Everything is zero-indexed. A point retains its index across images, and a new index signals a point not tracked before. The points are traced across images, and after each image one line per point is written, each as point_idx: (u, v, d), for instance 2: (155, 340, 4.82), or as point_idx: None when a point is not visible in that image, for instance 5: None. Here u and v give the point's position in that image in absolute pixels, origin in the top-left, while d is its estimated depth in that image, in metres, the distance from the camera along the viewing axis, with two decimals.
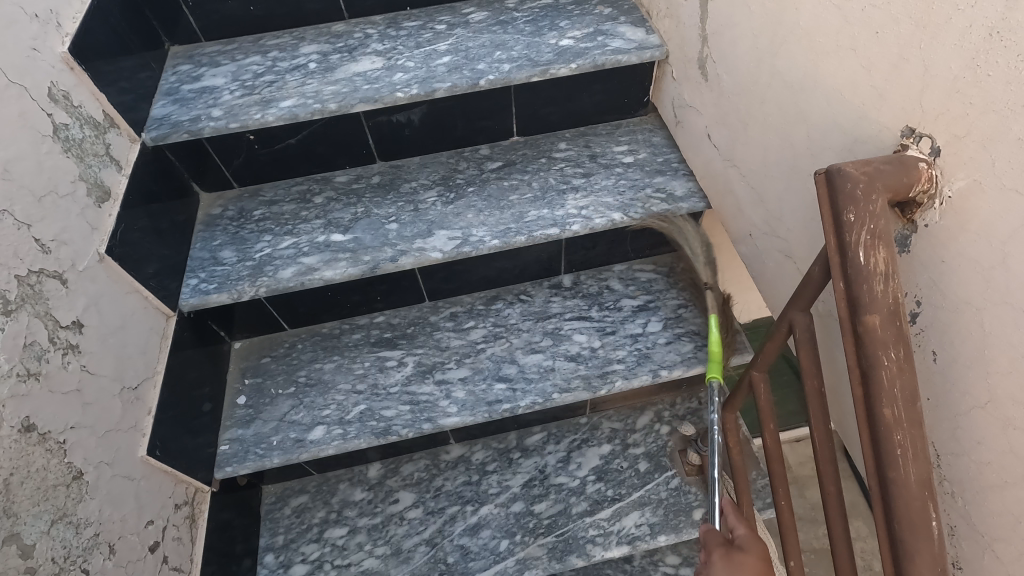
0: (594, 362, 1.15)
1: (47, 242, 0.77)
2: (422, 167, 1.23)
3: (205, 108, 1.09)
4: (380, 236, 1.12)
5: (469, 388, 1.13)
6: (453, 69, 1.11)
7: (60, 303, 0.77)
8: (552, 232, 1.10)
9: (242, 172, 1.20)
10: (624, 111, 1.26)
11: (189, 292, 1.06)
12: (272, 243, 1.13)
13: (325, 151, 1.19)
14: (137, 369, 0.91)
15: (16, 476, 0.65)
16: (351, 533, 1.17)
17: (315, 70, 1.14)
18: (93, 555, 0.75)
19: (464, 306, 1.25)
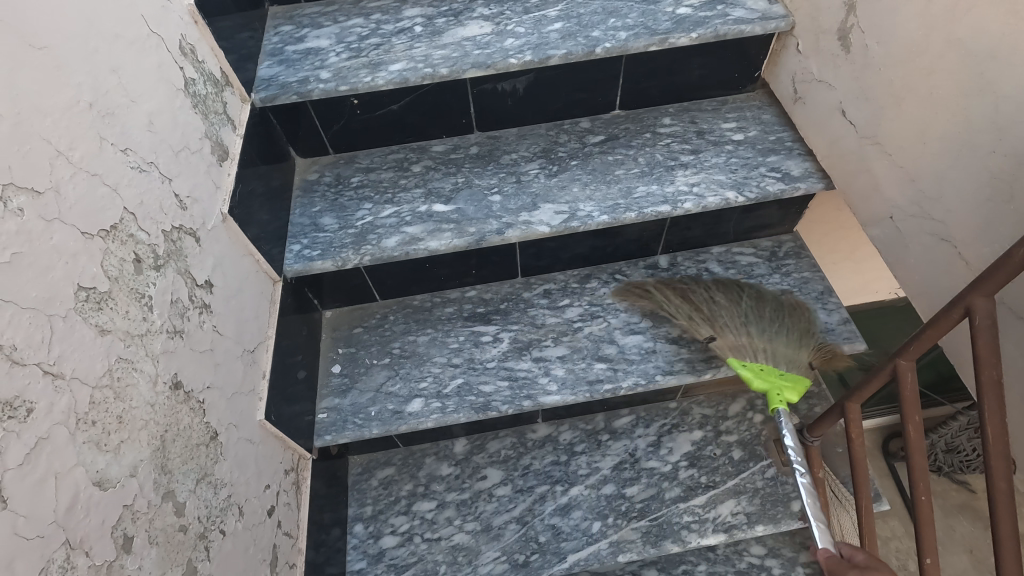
0: (697, 346, 1.11)
1: (184, 198, 0.75)
2: (521, 139, 1.20)
3: (313, 69, 1.06)
4: (484, 208, 1.09)
5: (569, 366, 1.10)
6: (567, 36, 1.06)
7: (196, 262, 0.76)
8: (663, 210, 1.06)
9: (338, 138, 1.17)
10: (732, 86, 1.20)
11: (293, 257, 1.05)
12: (373, 212, 1.11)
13: (424, 119, 1.16)
14: (253, 333, 0.90)
15: (169, 433, 0.64)
16: (439, 507, 1.17)
17: (422, 34, 1.10)
18: (228, 516, 0.74)
19: (557, 284, 1.22)
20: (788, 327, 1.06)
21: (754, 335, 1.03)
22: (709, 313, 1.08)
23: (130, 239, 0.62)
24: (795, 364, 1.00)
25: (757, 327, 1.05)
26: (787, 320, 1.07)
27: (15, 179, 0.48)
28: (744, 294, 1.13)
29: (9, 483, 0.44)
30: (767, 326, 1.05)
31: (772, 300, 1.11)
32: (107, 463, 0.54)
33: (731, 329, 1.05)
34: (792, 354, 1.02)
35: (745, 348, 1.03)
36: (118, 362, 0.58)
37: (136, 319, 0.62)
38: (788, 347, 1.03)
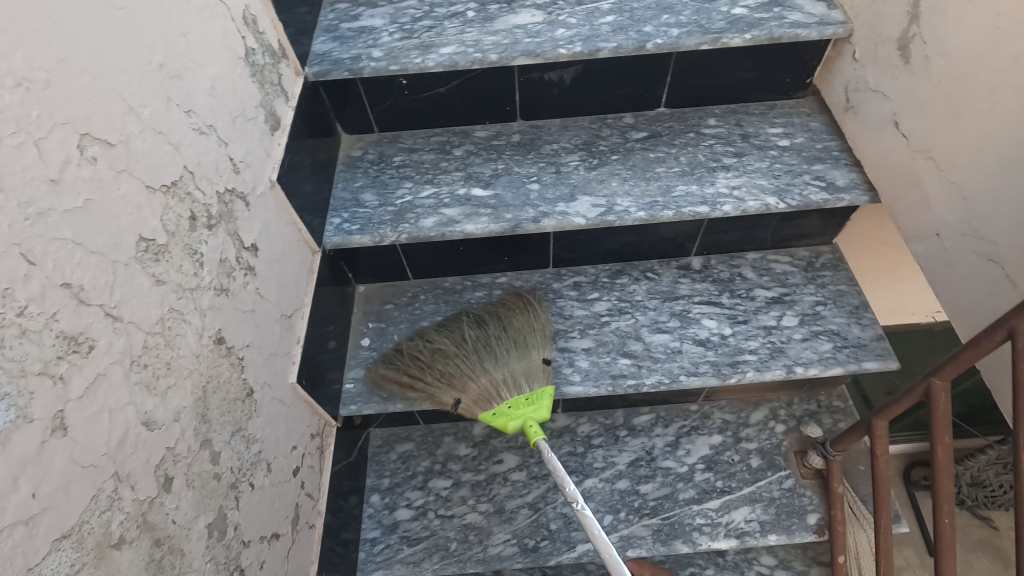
0: (723, 350, 1.11)
1: (238, 163, 0.78)
2: (563, 130, 1.20)
3: (366, 47, 1.08)
4: (522, 195, 1.10)
5: (593, 359, 1.11)
6: (618, 29, 1.06)
7: (244, 225, 0.79)
8: (701, 210, 1.05)
9: (384, 117, 1.19)
10: (782, 91, 1.18)
11: (333, 230, 1.08)
12: (413, 191, 1.13)
13: (468, 104, 1.18)
14: (291, 299, 0.93)
15: (211, 385, 0.67)
16: (454, 486, 1.19)
17: (474, 19, 1.11)
18: (257, 471, 0.77)
19: (588, 277, 1.23)
20: (511, 347, 1.03)
21: (487, 370, 0.99)
22: (437, 370, 1.03)
23: (187, 196, 0.65)
24: (539, 378, 0.99)
25: (478, 364, 1.00)
26: (512, 335, 1.05)
27: (92, 129, 0.51)
28: (444, 330, 1.09)
29: (71, 413, 0.46)
30: (499, 356, 1.01)
31: (467, 330, 1.06)
32: (155, 405, 0.57)
33: (445, 367, 1.02)
34: (528, 364, 1.01)
35: (489, 393, 0.97)
36: (170, 313, 0.60)
37: (188, 273, 0.65)
38: (493, 361, 1.01)
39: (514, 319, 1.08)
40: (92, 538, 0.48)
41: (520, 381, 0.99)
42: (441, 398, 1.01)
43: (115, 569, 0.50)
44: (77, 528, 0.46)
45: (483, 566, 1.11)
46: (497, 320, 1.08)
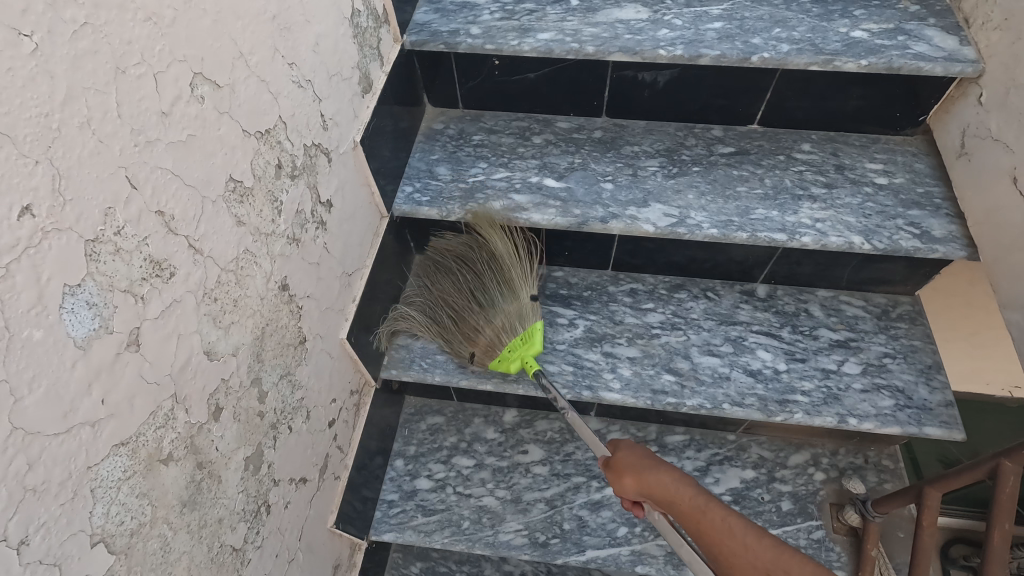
0: (774, 385, 1.06)
1: (328, 120, 0.81)
2: (647, 133, 1.17)
3: (465, 23, 1.08)
4: (594, 193, 1.08)
5: (636, 369, 1.09)
6: (724, 37, 1.01)
7: (324, 180, 0.81)
8: (778, 238, 1.01)
9: (470, 95, 1.20)
10: (889, 126, 1.11)
11: (403, 198, 1.10)
12: (486, 172, 1.13)
13: (555, 93, 1.16)
14: (354, 258, 0.95)
15: (268, 327, 0.70)
16: (476, 467, 1.20)
17: (577, 8, 1.09)
18: (297, 416, 0.80)
19: (646, 286, 1.20)
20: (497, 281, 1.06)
21: (487, 318, 1.04)
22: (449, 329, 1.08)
23: (277, 145, 0.68)
24: (529, 318, 1.03)
25: (482, 312, 1.06)
26: (492, 272, 1.06)
27: (204, 70, 0.54)
28: (445, 273, 1.12)
29: (146, 331, 0.49)
30: (490, 296, 1.05)
31: (463, 268, 1.09)
32: (217, 337, 0.60)
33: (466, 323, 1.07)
34: (520, 308, 1.04)
35: (496, 335, 1.04)
36: (244, 254, 0.63)
37: (267, 219, 0.67)
38: (500, 299, 1.05)
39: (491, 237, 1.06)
40: (145, 450, 0.51)
41: (517, 296, 1.05)
42: (455, 347, 1.09)
43: (161, 482, 0.53)
44: (134, 439, 0.49)
45: (491, 550, 1.12)
46: (480, 259, 1.08)
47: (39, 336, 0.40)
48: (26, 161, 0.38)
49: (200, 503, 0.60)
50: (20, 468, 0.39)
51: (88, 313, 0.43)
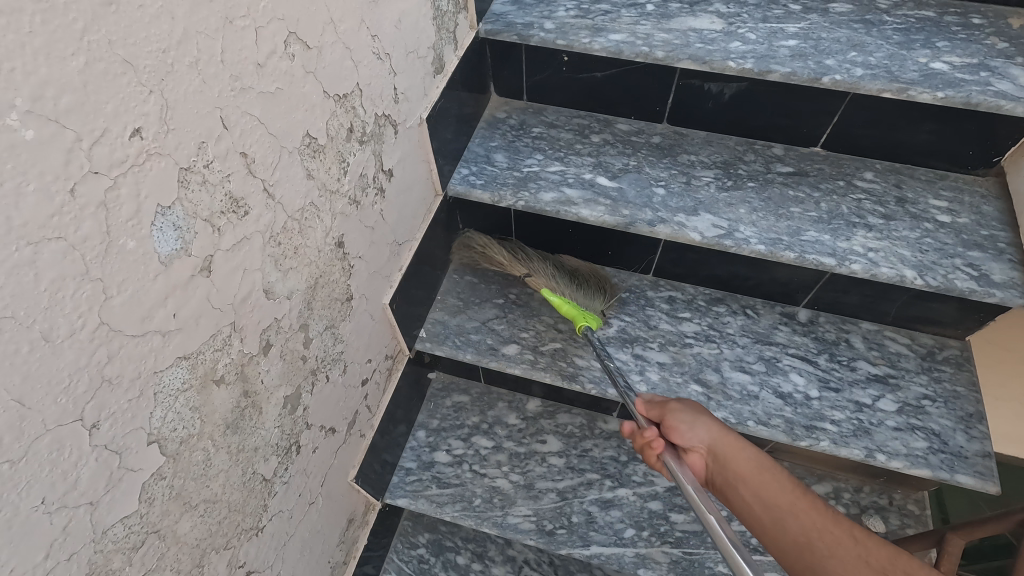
0: (803, 410, 1.04)
1: (399, 93, 0.85)
2: (706, 144, 1.17)
3: (540, 17, 1.11)
4: (645, 196, 1.09)
5: (664, 375, 1.09)
6: (797, 55, 1.01)
7: (389, 150, 0.86)
8: (826, 262, 1.00)
9: (535, 88, 1.23)
10: (959, 163, 1.08)
11: (459, 179, 1.14)
12: (541, 163, 1.15)
13: (619, 95, 1.18)
14: (405, 229, 0.99)
15: (321, 279, 0.74)
16: (494, 449, 1.23)
17: (652, 13, 1.11)
18: (335, 367, 0.84)
19: (684, 295, 1.21)
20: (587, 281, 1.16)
21: (556, 280, 1.12)
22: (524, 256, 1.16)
23: (352, 110, 0.72)
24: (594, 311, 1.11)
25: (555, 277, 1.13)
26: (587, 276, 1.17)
27: (298, 30, 0.58)
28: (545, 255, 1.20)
29: (218, 260, 0.54)
30: (572, 280, 1.14)
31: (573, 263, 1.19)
32: (276, 279, 0.64)
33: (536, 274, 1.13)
34: (590, 302, 1.12)
35: (556, 287, 1.11)
36: (310, 206, 0.68)
37: (334, 177, 0.72)
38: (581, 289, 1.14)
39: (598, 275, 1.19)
40: (202, 368, 0.56)
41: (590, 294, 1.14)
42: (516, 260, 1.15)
43: (211, 400, 0.58)
44: (195, 355, 0.54)
45: (498, 530, 1.14)
46: (584, 268, 1.19)
47: (132, 245, 0.44)
48: (143, 88, 0.42)
49: (241, 428, 0.64)
50: (101, 359, 0.44)
51: (173, 233, 0.48)
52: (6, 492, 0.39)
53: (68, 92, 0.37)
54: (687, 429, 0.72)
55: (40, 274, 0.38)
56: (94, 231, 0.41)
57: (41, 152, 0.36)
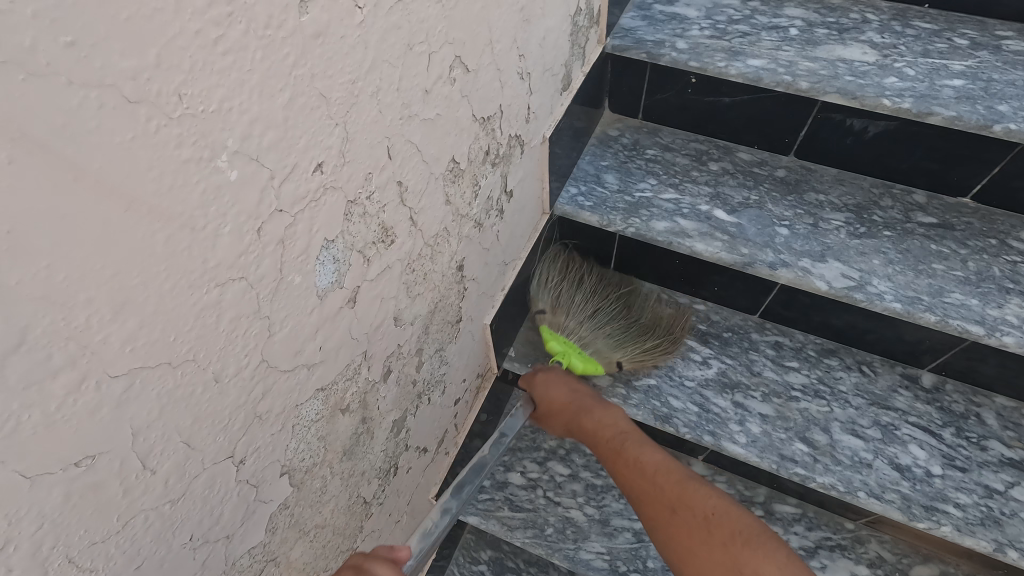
0: (923, 488, 0.95)
1: (531, 114, 0.81)
2: (836, 183, 1.08)
3: (672, 35, 1.05)
4: (766, 235, 1.01)
5: (767, 429, 1.02)
6: (963, 98, 0.91)
7: (514, 171, 0.82)
8: (973, 330, 0.90)
9: (653, 107, 1.17)
10: None
11: (566, 198, 1.09)
12: (654, 189, 1.09)
13: (745, 122, 1.10)
14: (513, 250, 0.96)
15: (439, 303, 0.72)
16: (570, 477, 1.19)
17: (796, 39, 1.03)
18: (436, 390, 0.82)
19: (793, 342, 1.13)
20: (631, 328, 1.05)
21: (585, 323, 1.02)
22: (569, 291, 1.05)
23: (491, 132, 0.69)
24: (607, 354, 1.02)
25: (592, 315, 1.04)
26: (637, 335, 1.06)
27: (462, 54, 0.55)
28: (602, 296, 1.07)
29: (363, 291, 0.52)
30: (605, 325, 1.04)
31: (638, 318, 1.07)
32: (405, 306, 0.62)
33: (565, 322, 1.02)
34: (608, 351, 1.02)
35: (565, 328, 1.02)
36: (443, 231, 0.65)
37: (466, 201, 0.69)
38: (609, 348, 1.02)
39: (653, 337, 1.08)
40: (334, 398, 0.54)
41: (614, 354, 1.02)
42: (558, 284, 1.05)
43: (336, 429, 0.56)
44: (330, 387, 0.52)
45: (569, 564, 1.10)
46: (647, 326, 1.08)
47: (298, 280, 0.42)
48: (331, 121, 0.40)
49: (354, 453, 0.63)
50: (257, 395, 0.42)
51: (332, 267, 0.46)
52: (162, 531, 0.38)
53: (271, 128, 0.35)
54: (549, 386, 0.85)
55: (221, 314, 0.36)
56: (270, 268, 0.39)
57: (240, 190, 0.34)
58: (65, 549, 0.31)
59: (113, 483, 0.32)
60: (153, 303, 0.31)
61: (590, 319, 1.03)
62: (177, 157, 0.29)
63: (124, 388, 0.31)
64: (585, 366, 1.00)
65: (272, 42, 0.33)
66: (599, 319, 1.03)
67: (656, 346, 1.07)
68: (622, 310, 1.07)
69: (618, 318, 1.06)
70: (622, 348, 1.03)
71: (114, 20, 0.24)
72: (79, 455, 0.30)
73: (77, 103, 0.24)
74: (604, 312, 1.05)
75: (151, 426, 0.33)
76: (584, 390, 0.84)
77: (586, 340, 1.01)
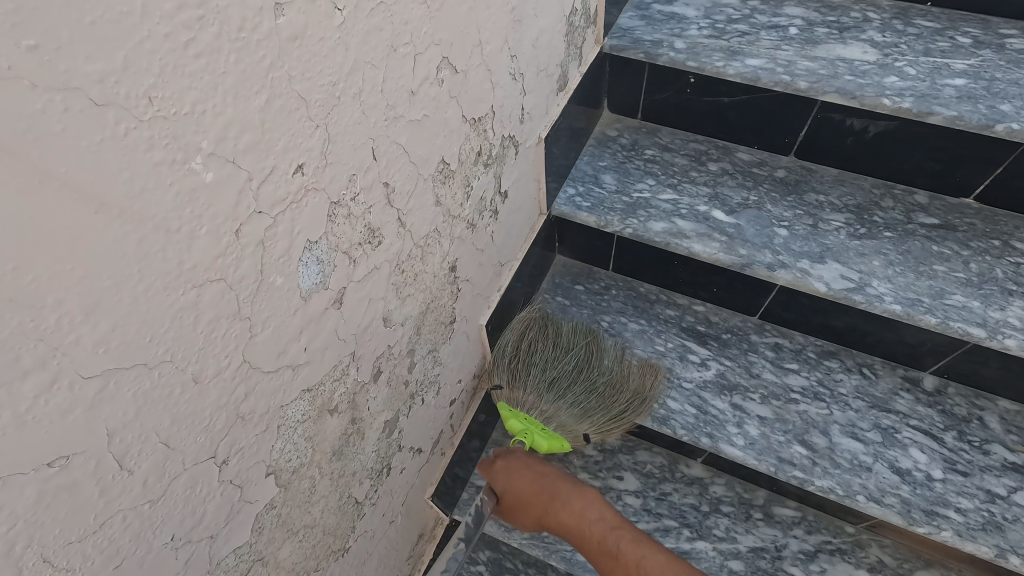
0: (924, 492, 0.94)
1: (525, 114, 0.81)
2: (837, 184, 1.07)
3: (670, 34, 1.04)
4: (765, 236, 1.01)
5: (765, 431, 1.01)
6: (965, 97, 0.89)
7: (508, 172, 0.82)
8: (974, 332, 0.88)
9: (652, 107, 1.16)
10: None
11: (564, 199, 1.09)
12: (653, 189, 1.09)
13: (744, 122, 1.10)
14: (508, 250, 0.96)
15: (431, 304, 0.72)
16: None
17: (795, 38, 1.02)
18: (429, 390, 0.82)
19: (793, 344, 1.12)
20: (588, 411, 0.95)
21: (538, 404, 0.94)
22: (520, 369, 0.97)
23: (483, 133, 0.69)
24: (567, 432, 0.94)
25: (550, 393, 0.95)
26: (603, 397, 0.96)
27: (450, 55, 0.55)
28: (556, 377, 0.96)
29: (349, 292, 0.52)
30: (563, 403, 0.95)
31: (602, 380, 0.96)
32: (395, 307, 0.62)
33: (525, 385, 0.96)
34: (571, 426, 0.94)
35: (523, 403, 0.95)
36: (433, 232, 0.65)
37: (458, 201, 0.69)
38: (574, 420, 0.94)
39: (623, 383, 0.98)
40: (321, 399, 0.54)
41: (579, 426, 0.94)
42: (513, 372, 0.98)
43: (324, 430, 0.57)
44: (316, 387, 0.52)
45: (566, 565, 1.10)
46: (610, 390, 0.96)
47: (280, 282, 0.42)
48: (311, 123, 0.40)
49: (344, 454, 0.63)
50: (239, 396, 0.43)
51: (316, 268, 0.46)
52: (142, 530, 0.38)
53: (248, 130, 0.35)
54: (512, 473, 0.88)
55: (199, 315, 0.36)
56: (250, 270, 0.39)
57: (216, 192, 0.34)
58: (40, 548, 0.31)
59: (89, 483, 0.33)
60: (126, 305, 0.31)
61: (546, 391, 0.95)
62: (149, 159, 0.29)
63: (98, 388, 0.31)
64: (551, 442, 0.91)
65: (247, 45, 0.33)
66: (556, 396, 0.95)
67: (619, 420, 0.96)
68: (599, 364, 0.99)
69: (577, 399, 0.95)
70: (582, 425, 0.94)
71: (77, 23, 0.25)
72: (52, 455, 0.30)
73: (41, 107, 0.24)
74: (569, 377, 0.96)
75: (127, 427, 0.34)
76: (549, 472, 0.88)
77: (550, 415, 0.93)
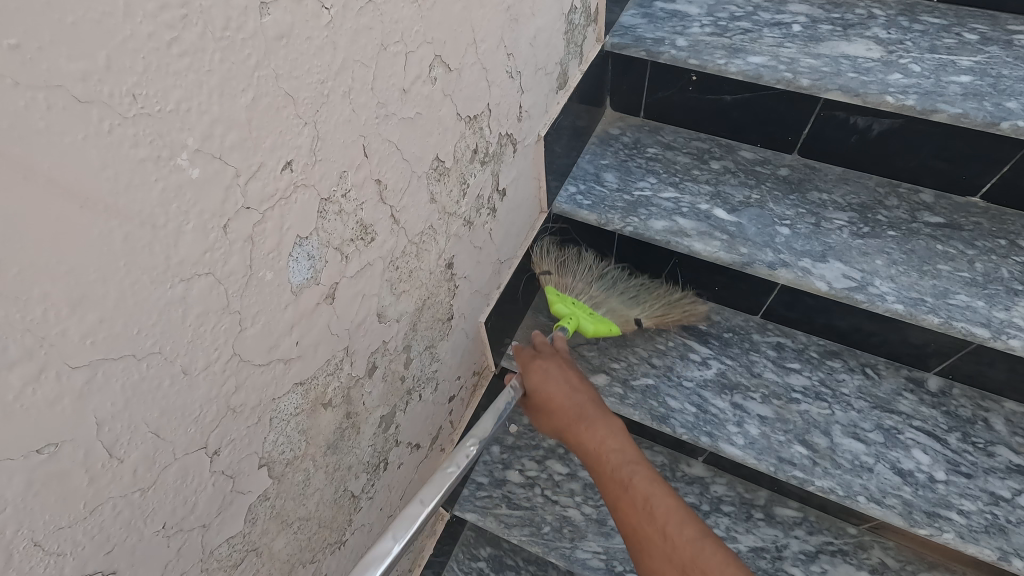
0: (926, 494, 0.93)
1: (523, 112, 0.81)
2: (841, 183, 1.06)
3: (671, 32, 1.04)
4: (766, 235, 1.00)
5: (765, 431, 1.00)
6: (970, 95, 0.88)
7: (506, 170, 0.82)
8: (978, 332, 0.87)
9: (654, 106, 1.16)
10: None
11: (565, 197, 1.09)
12: (654, 187, 1.08)
13: (747, 120, 1.09)
14: (508, 248, 0.96)
15: (427, 301, 0.72)
16: (569, 476, 1.19)
17: (798, 35, 1.01)
18: (427, 386, 0.82)
19: (795, 343, 1.11)
20: (636, 297, 1.09)
21: (590, 288, 1.06)
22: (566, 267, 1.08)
23: (479, 131, 0.70)
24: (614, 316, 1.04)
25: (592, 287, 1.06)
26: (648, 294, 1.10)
27: (443, 54, 0.56)
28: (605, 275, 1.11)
29: (342, 287, 0.53)
30: (605, 294, 1.06)
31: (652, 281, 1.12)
32: (389, 302, 0.63)
33: (571, 284, 1.04)
34: (621, 310, 1.05)
35: (572, 285, 1.05)
36: (429, 229, 0.66)
37: (453, 199, 0.69)
38: (624, 307, 1.05)
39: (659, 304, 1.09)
40: (314, 393, 0.55)
41: (630, 312, 1.06)
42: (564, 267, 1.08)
43: (318, 423, 0.57)
44: (309, 381, 0.53)
45: (565, 563, 1.10)
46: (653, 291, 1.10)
47: (270, 277, 0.43)
48: (299, 120, 0.41)
49: (339, 448, 0.64)
50: (229, 389, 0.43)
51: (306, 264, 0.47)
52: (132, 518, 0.39)
53: (234, 128, 0.36)
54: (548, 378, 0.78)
55: (187, 309, 0.37)
56: (238, 265, 0.40)
57: (203, 189, 0.35)
58: (30, 534, 0.32)
59: (78, 471, 0.34)
60: (113, 298, 0.32)
61: (598, 281, 1.07)
62: (133, 156, 0.30)
63: (86, 378, 0.32)
64: (596, 327, 0.98)
65: (231, 44, 0.34)
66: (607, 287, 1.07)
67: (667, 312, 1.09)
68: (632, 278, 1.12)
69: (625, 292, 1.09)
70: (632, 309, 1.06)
71: (60, 23, 0.25)
72: (40, 442, 0.31)
73: (24, 105, 0.25)
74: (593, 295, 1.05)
75: (116, 417, 0.35)
76: (582, 389, 0.76)
77: (599, 300, 1.04)
